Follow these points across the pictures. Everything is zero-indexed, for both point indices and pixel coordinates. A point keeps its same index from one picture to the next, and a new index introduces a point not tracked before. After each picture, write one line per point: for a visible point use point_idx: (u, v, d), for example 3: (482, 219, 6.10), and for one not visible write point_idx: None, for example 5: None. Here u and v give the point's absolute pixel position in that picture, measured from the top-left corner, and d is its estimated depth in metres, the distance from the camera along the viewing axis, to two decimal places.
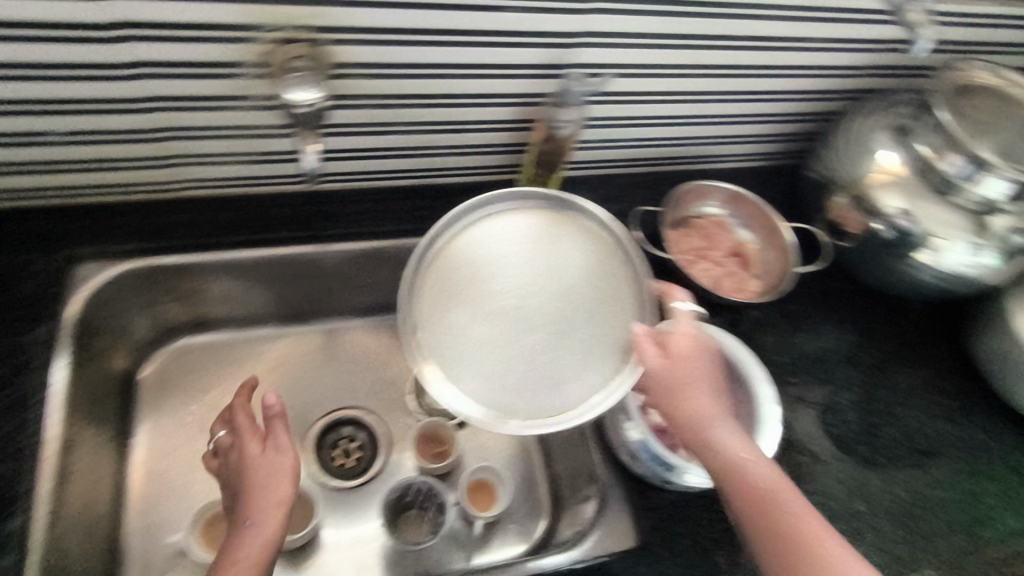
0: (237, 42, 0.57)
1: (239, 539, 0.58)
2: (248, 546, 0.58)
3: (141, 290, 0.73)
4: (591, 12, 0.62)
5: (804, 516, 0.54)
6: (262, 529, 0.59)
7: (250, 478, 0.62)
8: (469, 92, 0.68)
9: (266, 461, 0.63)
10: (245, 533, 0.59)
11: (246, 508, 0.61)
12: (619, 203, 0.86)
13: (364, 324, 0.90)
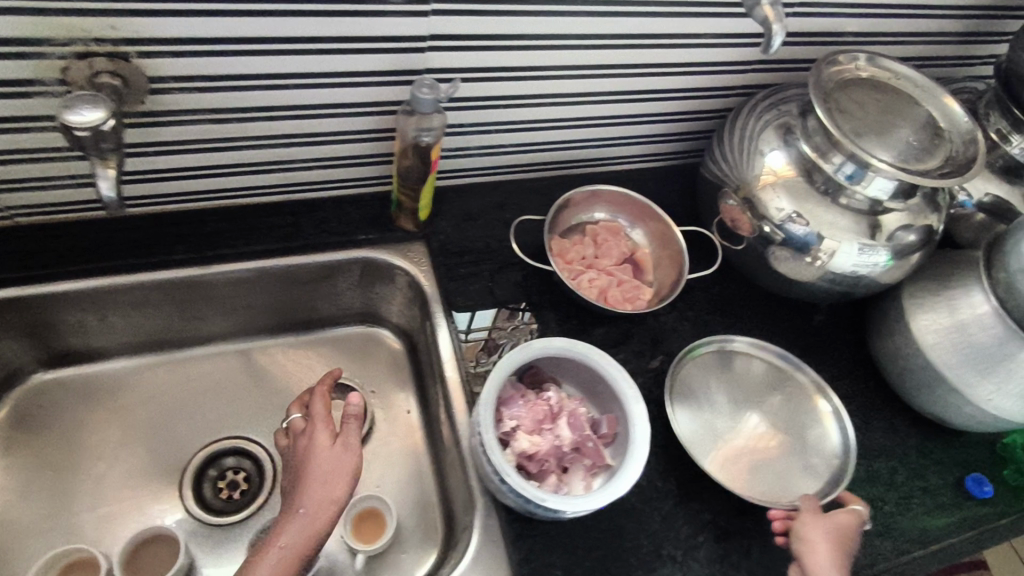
0: (28, 58, 0.52)
1: (275, 534, 0.56)
2: (290, 540, 0.55)
3: None
4: (427, 14, 0.59)
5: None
6: (297, 526, 0.56)
7: (310, 472, 0.59)
8: (315, 102, 0.64)
9: (325, 454, 0.61)
10: (296, 523, 0.56)
11: (300, 497, 0.58)
12: (506, 212, 0.83)
13: (247, 347, 0.86)
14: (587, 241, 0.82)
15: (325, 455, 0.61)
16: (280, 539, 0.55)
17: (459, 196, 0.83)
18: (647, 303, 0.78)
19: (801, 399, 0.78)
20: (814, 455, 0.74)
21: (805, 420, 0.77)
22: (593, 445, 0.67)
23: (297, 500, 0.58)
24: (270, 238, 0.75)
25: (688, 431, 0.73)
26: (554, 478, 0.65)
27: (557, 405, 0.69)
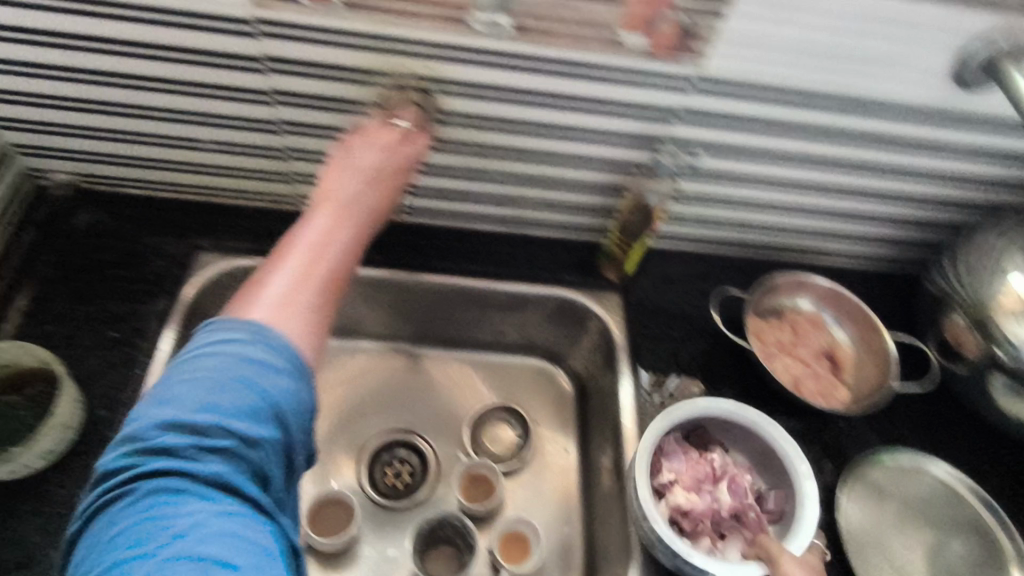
0: (361, 83, 0.63)
1: (292, 239, 0.56)
2: (310, 239, 0.56)
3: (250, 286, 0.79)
4: (691, 89, 0.64)
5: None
6: (332, 229, 0.57)
7: (343, 178, 0.60)
8: (565, 152, 0.70)
9: (347, 185, 0.59)
10: (326, 213, 0.58)
11: (329, 208, 0.58)
12: (707, 283, 0.84)
13: (436, 356, 0.92)
14: (787, 327, 0.80)
15: (363, 165, 0.60)
16: (303, 240, 0.56)
17: (663, 259, 0.86)
18: (844, 402, 0.74)
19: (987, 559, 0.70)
20: None
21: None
22: (754, 517, 0.67)
23: (331, 211, 0.58)
24: (487, 262, 0.83)
25: (855, 555, 0.69)
26: (707, 540, 0.66)
27: (726, 467, 0.70)
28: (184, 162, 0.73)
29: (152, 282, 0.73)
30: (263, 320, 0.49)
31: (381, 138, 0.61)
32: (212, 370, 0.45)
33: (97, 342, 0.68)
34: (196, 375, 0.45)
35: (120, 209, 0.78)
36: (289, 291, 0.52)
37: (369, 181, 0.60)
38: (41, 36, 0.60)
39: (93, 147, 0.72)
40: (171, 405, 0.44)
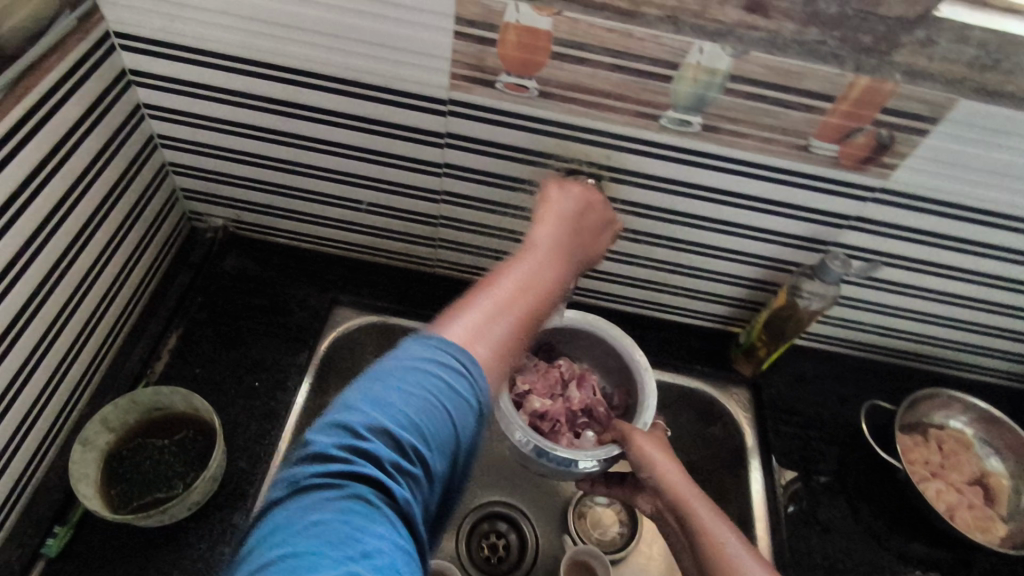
0: (533, 164, 0.64)
1: (502, 272, 0.49)
2: (521, 274, 0.50)
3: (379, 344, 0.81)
4: (869, 201, 0.62)
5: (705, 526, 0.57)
6: (539, 276, 0.50)
7: (545, 242, 0.53)
8: (722, 246, 0.69)
9: (546, 228, 0.54)
10: (532, 257, 0.51)
11: (533, 255, 0.51)
12: (842, 386, 0.81)
13: None
14: (934, 446, 0.75)
15: (567, 223, 0.56)
16: (511, 273, 0.49)
17: (795, 355, 0.83)
18: (1001, 541, 0.69)
19: None
20: None
21: None
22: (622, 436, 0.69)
23: (535, 258, 0.51)
24: None
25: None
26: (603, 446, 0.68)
27: (575, 377, 0.75)
28: (343, 221, 0.77)
29: (295, 333, 0.75)
30: (473, 354, 0.42)
31: (576, 191, 0.59)
32: (422, 387, 0.40)
33: (240, 391, 0.70)
34: (394, 389, 0.40)
35: (266, 256, 0.81)
36: (494, 317, 0.45)
37: (566, 229, 0.55)
38: (243, 99, 0.64)
39: (257, 198, 0.76)
40: (374, 408, 0.39)
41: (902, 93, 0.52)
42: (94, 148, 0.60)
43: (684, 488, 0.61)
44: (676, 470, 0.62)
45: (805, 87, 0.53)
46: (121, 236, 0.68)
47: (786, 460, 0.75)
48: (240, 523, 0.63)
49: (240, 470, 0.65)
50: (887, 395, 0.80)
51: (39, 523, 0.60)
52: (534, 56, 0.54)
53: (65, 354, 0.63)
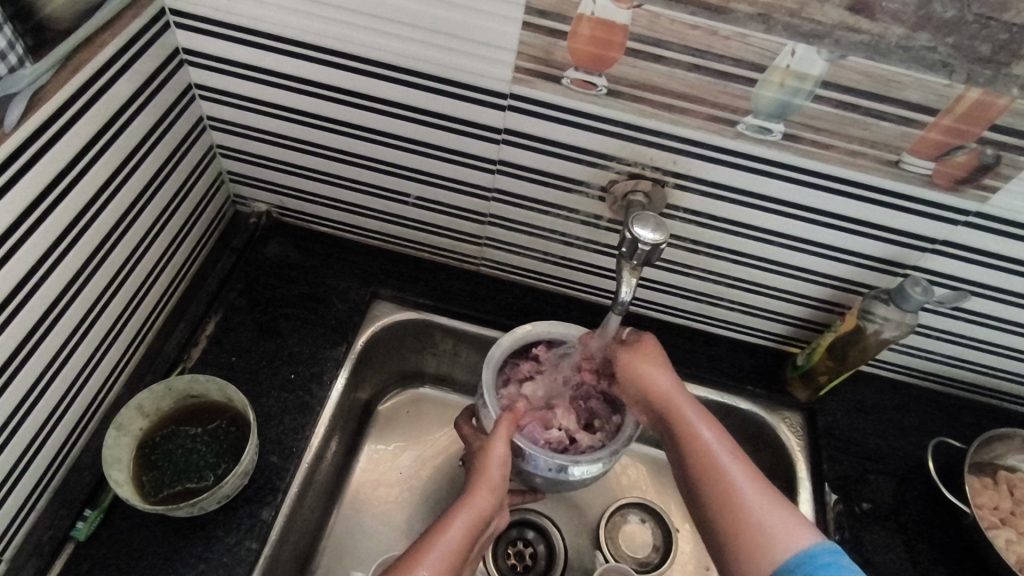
0: (593, 166, 0.60)
1: (441, 525, 0.56)
2: (455, 516, 0.57)
3: (416, 338, 0.79)
4: (961, 225, 0.57)
5: (738, 495, 0.52)
6: (463, 510, 0.57)
7: (487, 470, 0.59)
8: (788, 262, 0.65)
9: (454, 516, 0.56)
10: (474, 500, 0.57)
11: (478, 478, 0.59)
12: (906, 417, 0.75)
13: None
14: (1005, 489, 0.69)
15: (505, 446, 0.60)
16: (431, 544, 0.55)
17: (855, 381, 0.77)
18: None
19: None
20: None
21: None
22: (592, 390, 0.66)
23: (477, 474, 0.59)
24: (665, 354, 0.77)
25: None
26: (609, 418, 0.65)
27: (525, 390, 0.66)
28: (386, 212, 0.74)
29: (333, 325, 0.73)
30: None
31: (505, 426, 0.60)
32: None
33: (275, 383, 0.68)
34: None
35: (308, 245, 0.79)
36: (437, 572, 0.53)
37: (471, 494, 0.58)
38: (293, 85, 0.61)
39: (302, 185, 0.74)
40: None
41: (1017, 109, 0.47)
42: (144, 127, 0.59)
43: (694, 418, 0.57)
44: (692, 401, 0.58)
45: (905, 97, 0.48)
46: (165, 218, 0.66)
47: (842, 492, 0.70)
48: (268, 519, 0.61)
49: (270, 464, 0.63)
50: (955, 430, 0.75)
51: (71, 506, 0.59)
52: (607, 51, 0.50)
53: (105, 335, 0.62)
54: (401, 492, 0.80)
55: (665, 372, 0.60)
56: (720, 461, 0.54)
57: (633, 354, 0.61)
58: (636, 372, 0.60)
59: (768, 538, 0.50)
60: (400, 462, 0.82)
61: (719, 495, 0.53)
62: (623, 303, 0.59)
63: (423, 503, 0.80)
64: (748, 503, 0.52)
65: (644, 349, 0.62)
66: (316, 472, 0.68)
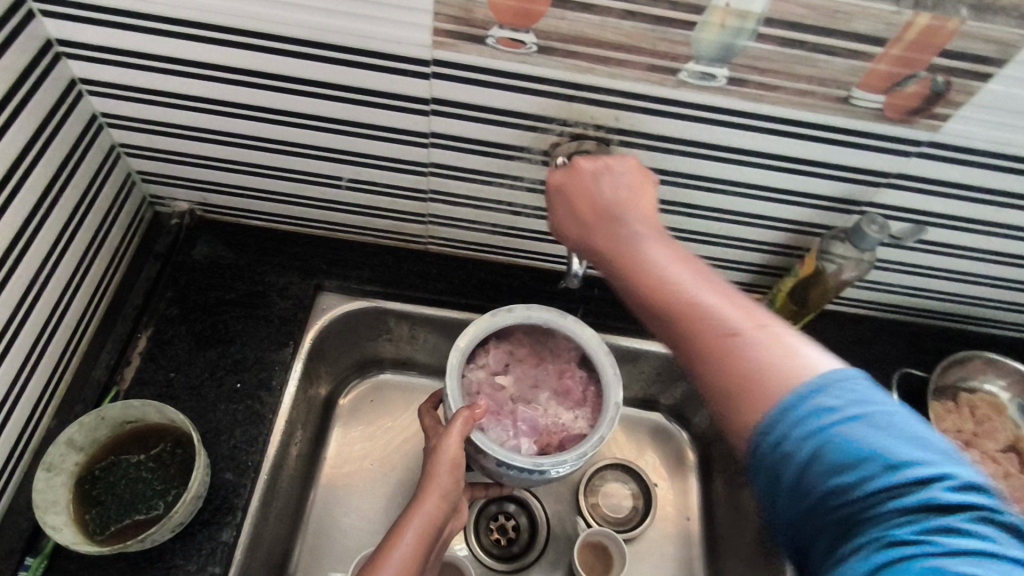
0: (532, 130, 0.56)
1: (393, 537, 0.54)
2: (407, 530, 0.55)
3: (371, 326, 0.76)
4: (916, 156, 0.55)
5: (710, 301, 0.43)
6: (418, 514, 0.56)
7: (438, 472, 0.57)
8: (742, 210, 0.62)
9: (408, 529, 0.55)
10: (431, 499, 0.56)
11: (428, 482, 0.57)
12: (869, 349, 0.76)
13: None
14: (968, 411, 0.70)
15: (456, 449, 0.57)
16: (382, 563, 0.52)
17: (818, 319, 0.77)
18: None
19: None
20: None
21: None
22: (571, 385, 0.65)
23: (429, 477, 0.57)
24: (629, 317, 0.75)
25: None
26: (581, 416, 0.63)
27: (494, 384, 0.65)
28: (319, 199, 0.69)
29: (277, 326, 0.69)
30: None
31: (461, 425, 0.58)
32: None
33: (221, 395, 0.64)
34: None
35: (239, 240, 0.73)
36: None
37: (425, 499, 0.56)
38: (192, 70, 0.55)
39: (224, 178, 0.68)
40: None
41: (969, 31, 0.44)
42: (25, 132, 0.52)
43: (639, 244, 0.48)
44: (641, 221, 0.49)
45: (853, 29, 0.45)
46: (71, 231, 0.60)
47: None
48: (230, 540, 0.58)
49: (225, 482, 0.60)
50: (917, 359, 0.75)
51: (9, 555, 0.55)
52: (533, 5, 0.45)
53: (20, 369, 0.56)
54: (374, 486, 0.78)
55: (597, 189, 0.51)
56: (741, 332, 0.41)
57: (578, 198, 0.52)
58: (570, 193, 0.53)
59: (777, 375, 0.39)
60: (368, 451, 0.80)
61: (738, 360, 0.40)
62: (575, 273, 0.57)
63: (396, 491, 0.78)
64: (726, 333, 0.41)
65: (588, 207, 0.51)
66: (277, 480, 0.65)
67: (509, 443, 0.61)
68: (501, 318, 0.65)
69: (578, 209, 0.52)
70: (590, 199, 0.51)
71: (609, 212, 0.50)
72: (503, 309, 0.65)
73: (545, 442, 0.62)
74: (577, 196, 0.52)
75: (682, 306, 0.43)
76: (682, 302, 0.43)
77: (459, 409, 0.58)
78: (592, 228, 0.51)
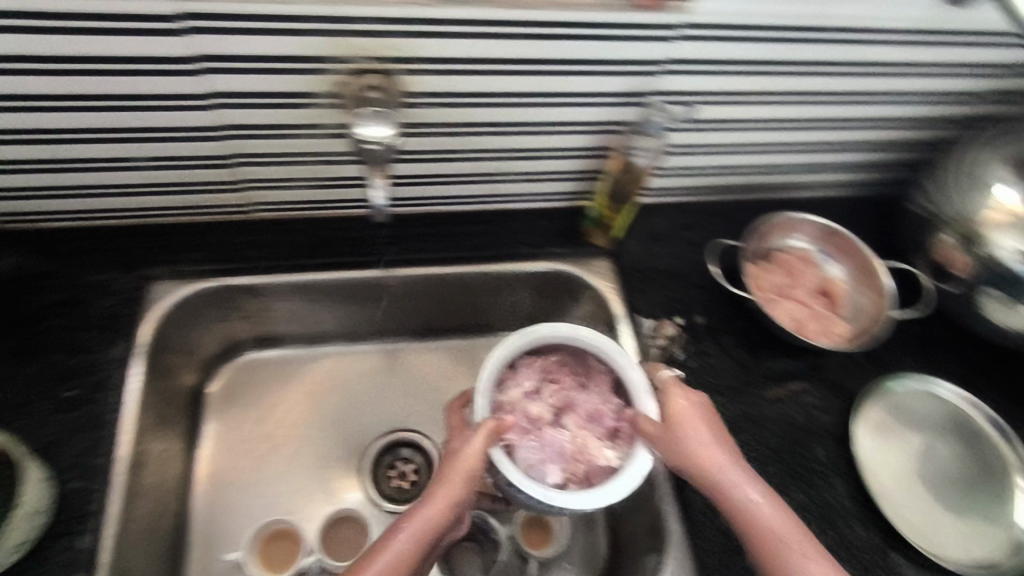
0: (314, 73, 0.56)
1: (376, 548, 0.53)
2: (408, 534, 0.54)
3: (220, 305, 0.76)
4: (679, 39, 0.59)
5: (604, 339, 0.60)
6: (410, 520, 0.55)
7: (459, 477, 0.56)
8: (541, 119, 0.65)
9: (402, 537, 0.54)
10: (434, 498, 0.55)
11: (438, 485, 0.56)
12: (692, 233, 0.84)
13: (434, 346, 0.92)
14: (780, 268, 0.80)
15: (472, 457, 0.57)
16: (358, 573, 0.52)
17: (646, 213, 0.85)
18: (846, 338, 0.75)
19: (992, 473, 0.73)
20: (987, 529, 0.70)
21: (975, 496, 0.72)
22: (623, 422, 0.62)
23: (441, 483, 0.56)
24: (470, 248, 0.80)
25: (877, 488, 0.71)
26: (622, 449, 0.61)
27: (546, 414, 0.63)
28: (122, 184, 0.66)
29: (103, 326, 0.66)
30: None
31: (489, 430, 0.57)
32: None
33: (53, 407, 0.61)
34: None
35: (46, 245, 0.69)
36: None
37: (442, 506, 0.55)
38: None
39: (7, 180, 0.63)
40: None
41: None
42: None
43: None
44: None
45: None
46: None
47: (651, 317, 0.78)
48: (90, 544, 0.56)
49: (72, 491, 0.58)
50: (735, 232, 0.84)
51: None
52: None
53: None
54: (262, 459, 0.82)
55: None
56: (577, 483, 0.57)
57: None
58: None
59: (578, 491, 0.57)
60: (251, 428, 0.84)
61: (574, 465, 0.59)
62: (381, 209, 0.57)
63: (286, 458, 0.83)
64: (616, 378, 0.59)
65: None
66: (141, 475, 0.63)
67: (531, 469, 0.59)
68: (552, 336, 0.64)
69: None
70: None
71: None
72: (547, 324, 0.64)
73: (572, 472, 0.60)
74: None
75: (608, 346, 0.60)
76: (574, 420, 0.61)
77: (484, 422, 0.58)
78: None
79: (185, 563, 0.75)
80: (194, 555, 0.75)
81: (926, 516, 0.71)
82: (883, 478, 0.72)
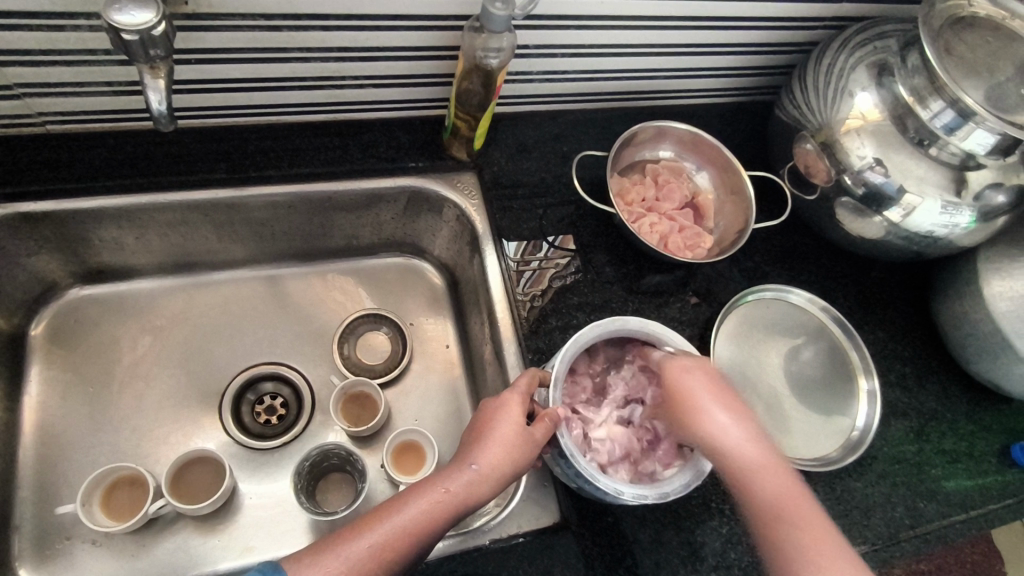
0: None
1: (408, 523, 0.52)
2: (401, 515, 0.52)
3: (22, 234, 0.67)
4: None
5: (502, 466, 0.56)
6: (417, 499, 0.53)
7: (501, 467, 0.56)
8: (369, 12, 0.59)
9: (435, 521, 0.53)
10: (469, 480, 0.55)
11: (486, 469, 0.56)
12: (562, 144, 0.81)
13: (309, 271, 0.86)
14: (649, 180, 0.78)
15: (508, 460, 0.56)
16: (350, 542, 0.50)
17: (515, 123, 0.81)
18: (710, 253, 0.75)
19: (841, 376, 0.77)
20: (832, 427, 0.74)
21: (826, 401, 0.76)
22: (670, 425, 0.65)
23: (487, 472, 0.56)
24: (314, 161, 0.73)
25: (728, 394, 0.73)
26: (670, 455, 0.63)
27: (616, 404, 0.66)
28: None
29: None
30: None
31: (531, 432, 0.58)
32: None
33: None
34: None
35: None
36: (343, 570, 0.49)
37: (480, 490, 0.55)
38: None
39: None
40: None
41: None
42: None
43: (504, 441, 0.57)
44: (515, 440, 0.57)
45: None
46: None
47: (518, 233, 0.75)
48: None
49: None
50: (606, 143, 0.82)
51: None
52: None
53: None
54: (102, 404, 0.75)
55: (517, 432, 0.58)
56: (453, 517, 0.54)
57: (499, 428, 0.58)
58: (504, 419, 0.58)
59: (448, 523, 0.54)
60: (88, 370, 0.76)
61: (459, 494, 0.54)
62: (162, 119, 0.49)
63: (130, 402, 0.76)
64: (508, 438, 0.57)
65: (497, 422, 0.58)
66: None
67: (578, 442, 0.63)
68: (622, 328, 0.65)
69: (487, 425, 0.59)
70: (509, 436, 0.57)
71: (506, 431, 0.57)
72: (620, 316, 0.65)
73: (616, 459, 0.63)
74: (513, 414, 0.59)
75: (507, 459, 0.56)
76: (486, 456, 0.56)
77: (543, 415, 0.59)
78: (489, 417, 0.59)
79: (17, 515, 0.69)
80: (26, 508, 0.69)
81: (783, 422, 0.73)
82: (742, 384, 0.74)
